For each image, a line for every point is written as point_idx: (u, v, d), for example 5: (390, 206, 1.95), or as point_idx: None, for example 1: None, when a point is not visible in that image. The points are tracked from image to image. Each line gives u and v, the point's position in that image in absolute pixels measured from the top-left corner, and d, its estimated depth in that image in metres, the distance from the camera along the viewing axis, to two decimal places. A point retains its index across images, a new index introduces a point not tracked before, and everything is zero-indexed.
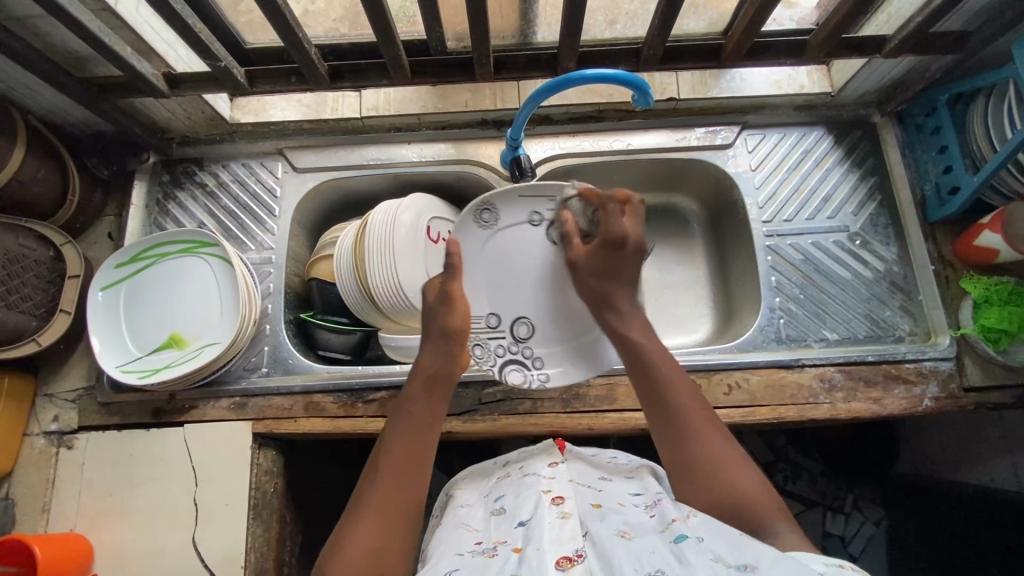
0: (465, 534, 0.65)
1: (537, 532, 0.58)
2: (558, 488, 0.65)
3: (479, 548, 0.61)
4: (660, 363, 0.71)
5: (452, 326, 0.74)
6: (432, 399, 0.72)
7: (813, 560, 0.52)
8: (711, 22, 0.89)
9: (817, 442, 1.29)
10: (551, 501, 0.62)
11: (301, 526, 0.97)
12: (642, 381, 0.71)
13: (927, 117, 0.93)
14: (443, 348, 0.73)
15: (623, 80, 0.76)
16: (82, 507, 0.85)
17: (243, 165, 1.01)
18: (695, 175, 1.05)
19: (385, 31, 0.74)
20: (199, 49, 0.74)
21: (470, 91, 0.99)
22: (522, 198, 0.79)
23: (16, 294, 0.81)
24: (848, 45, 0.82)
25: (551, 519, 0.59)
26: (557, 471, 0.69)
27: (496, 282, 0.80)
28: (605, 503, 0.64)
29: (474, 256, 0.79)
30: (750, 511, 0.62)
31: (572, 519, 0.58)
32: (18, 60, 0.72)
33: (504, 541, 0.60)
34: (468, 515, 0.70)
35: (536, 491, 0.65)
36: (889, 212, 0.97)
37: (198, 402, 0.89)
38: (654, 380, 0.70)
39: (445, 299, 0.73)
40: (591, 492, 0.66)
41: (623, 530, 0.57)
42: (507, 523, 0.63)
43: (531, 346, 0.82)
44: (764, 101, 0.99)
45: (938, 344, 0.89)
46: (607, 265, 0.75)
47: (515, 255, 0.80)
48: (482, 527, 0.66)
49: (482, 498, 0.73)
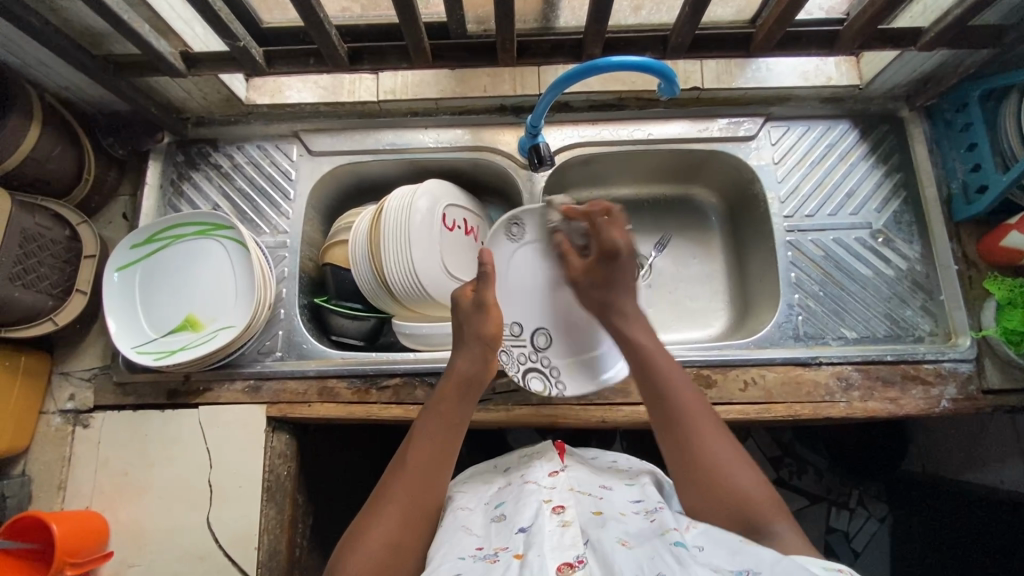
0: (465, 537, 0.63)
1: (538, 539, 0.57)
2: (559, 496, 0.63)
3: (480, 553, 0.59)
4: (663, 360, 0.72)
5: (486, 333, 0.75)
6: (464, 401, 0.73)
7: (813, 564, 0.53)
8: (739, 10, 0.86)
9: (824, 438, 1.27)
10: (551, 510, 0.61)
11: (312, 508, 0.97)
12: (645, 377, 0.71)
13: (957, 113, 0.91)
14: (478, 354, 0.75)
15: (650, 69, 0.74)
16: (99, 485, 0.86)
17: (258, 147, 1.00)
18: (716, 167, 1.03)
19: (407, 12, 0.73)
20: (218, 28, 0.73)
21: (490, 75, 0.97)
22: (548, 220, 0.91)
23: (33, 274, 0.81)
24: (882, 36, 0.79)
25: (552, 527, 0.58)
26: (557, 479, 0.68)
27: (517, 294, 0.91)
28: (605, 512, 0.63)
29: (501, 267, 0.90)
30: (747, 512, 0.61)
31: (573, 528, 0.58)
32: (35, 36, 0.71)
33: (505, 546, 0.59)
34: (467, 518, 0.67)
35: (537, 499, 0.64)
36: (913, 209, 0.95)
37: (213, 384, 0.89)
38: (655, 377, 0.70)
39: (479, 307, 0.76)
40: (591, 500, 0.65)
41: (624, 539, 0.56)
42: (507, 529, 0.62)
43: (549, 355, 0.90)
44: (791, 93, 0.96)
45: (958, 345, 0.88)
46: (607, 273, 0.78)
47: (529, 270, 0.91)
48: (482, 532, 0.64)
49: (482, 504, 0.70)
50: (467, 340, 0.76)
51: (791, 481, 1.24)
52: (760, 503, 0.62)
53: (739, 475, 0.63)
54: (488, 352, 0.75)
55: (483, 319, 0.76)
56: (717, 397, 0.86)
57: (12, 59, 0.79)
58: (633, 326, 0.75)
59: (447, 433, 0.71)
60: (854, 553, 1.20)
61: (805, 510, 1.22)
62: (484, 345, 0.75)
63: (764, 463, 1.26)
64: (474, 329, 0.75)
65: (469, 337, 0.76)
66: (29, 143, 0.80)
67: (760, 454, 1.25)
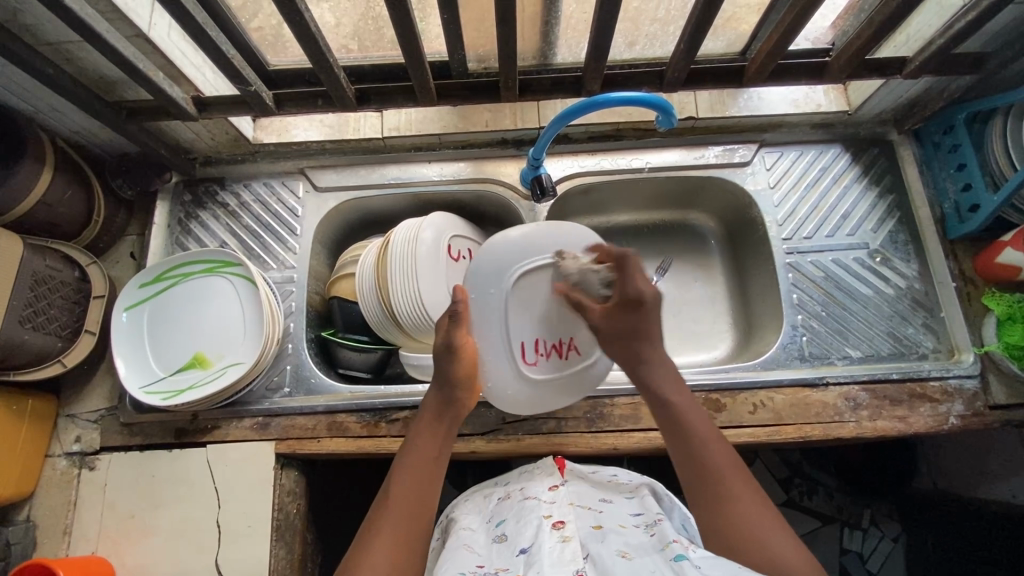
0: (466, 555, 0.64)
1: (537, 558, 0.56)
2: (559, 512, 0.63)
3: (481, 572, 0.60)
4: (690, 414, 0.69)
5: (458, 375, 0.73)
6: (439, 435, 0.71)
7: None
8: (728, 43, 0.90)
9: (832, 456, 1.24)
10: (551, 525, 0.61)
11: (320, 547, 0.95)
12: (675, 430, 0.68)
13: (944, 135, 0.94)
14: (452, 393, 0.73)
15: (647, 103, 0.77)
16: (104, 529, 0.85)
17: (264, 185, 1.02)
18: (713, 193, 1.05)
19: (414, 54, 0.76)
20: (231, 73, 0.76)
21: (491, 110, 0.99)
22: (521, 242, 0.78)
23: (43, 316, 0.81)
24: (869, 65, 0.83)
25: (552, 544, 0.58)
26: (557, 493, 0.68)
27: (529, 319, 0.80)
28: (605, 525, 0.62)
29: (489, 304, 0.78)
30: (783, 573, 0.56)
31: (572, 543, 0.57)
32: (52, 85, 0.73)
33: (505, 567, 0.59)
34: (470, 537, 0.69)
35: (536, 516, 0.64)
36: (908, 228, 0.97)
37: (221, 422, 0.89)
38: (686, 431, 0.68)
39: (451, 349, 0.72)
40: (591, 515, 0.65)
41: (624, 552, 0.56)
42: (508, 550, 0.62)
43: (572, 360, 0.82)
44: (783, 119, 0.99)
45: (962, 362, 0.89)
46: (631, 325, 0.72)
47: (531, 297, 0.79)
48: (484, 550, 0.64)
49: (484, 522, 0.71)
50: (439, 379, 0.73)
51: (800, 502, 1.21)
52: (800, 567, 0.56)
53: (776, 537, 0.59)
54: (463, 394, 0.73)
55: (452, 361, 0.72)
56: (728, 420, 0.86)
57: (26, 106, 0.81)
58: (656, 373, 0.72)
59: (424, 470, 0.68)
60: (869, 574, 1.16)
61: (817, 532, 1.18)
62: (457, 390, 0.73)
63: (773, 485, 1.22)
64: (448, 374, 0.72)
65: (441, 378, 0.73)
66: (24, 208, 0.80)
67: (767, 477, 1.23)
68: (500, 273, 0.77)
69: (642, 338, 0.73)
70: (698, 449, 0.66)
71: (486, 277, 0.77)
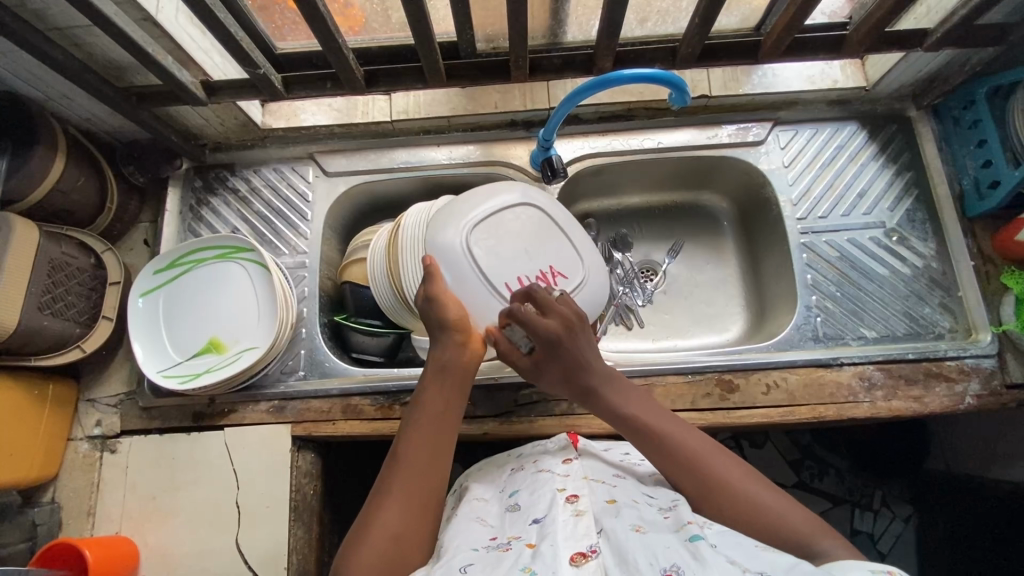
0: (479, 528, 0.64)
1: (551, 530, 0.57)
2: (574, 486, 0.64)
3: (493, 544, 0.60)
4: (652, 419, 0.68)
5: (449, 320, 0.73)
6: (449, 390, 0.70)
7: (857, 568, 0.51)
8: (743, 18, 0.88)
9: (842, 436, 1.23)
10: (565, 500, 0.62)
11: (335, 527, 0.97)
12: (655, 451, 0.67)
13: (964, 110, 0.91)
14: (443, 341, 0.72)
15: (660, 79, 0.76)
16: (127, 509, 0.87)
17: (274, 170, 1.02)
18: (726, 173, 1.04)
19: (424, 35, 0.75)
20: (240, 57, 0.75)
21: (500, 92, 0.99)
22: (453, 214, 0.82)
23: (61, 302, 0.82)
24: (888, 39, 0.81)
25: (566, 518, 0.59)
26: (571, 467, 0.68)
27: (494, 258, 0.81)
28: (619, 499, 0.63)
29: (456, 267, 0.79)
30: (795, 537, 0.59)
31: (586, 518, 0.58)
32: (61, 70, 0.72)
33: (518, 536, 0.60)
34: (483, 510, 0.68)
35: (551, 489, 0.64)
36: (925, 207, 0.96)
37: (237, 405, 0.90)
38: (671, 450, 0.66)
39: (428, 298, 0.73)
40: (604, 488, 0.65)
41: (637, 526, 0.57)
42: (521, 520, 0.62)
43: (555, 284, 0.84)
44: (798, 96, 0.98)
45: (979, 342, 0.88)
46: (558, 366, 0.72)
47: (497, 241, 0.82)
48: (497, 522, 0.65)
49: (498, 493, 0.71)
50: (434, 327, 0.73)
51: (812, 484, 1.20)
52: (806, 529, 0.59)
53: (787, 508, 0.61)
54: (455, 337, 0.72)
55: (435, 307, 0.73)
56: (741, 401, 0.86)
57: (37, 93, 0.81)
58: (610, 386, 0.71)
59: (434, 433, 0.67)
60: (880, 555, 1.15)
61: (827, 513, 1.18)
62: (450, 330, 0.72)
63: (783, 467, 1.22)
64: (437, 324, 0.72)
65: (433, 328, 0.73)
66: (41, 194, 0.81)
67: (779, 458, 1.22)
68: (455, 250, 0.79)
69: (573, 370, 0.72)
70: (687, 461, 0.65)
71: (454, 252, 0.79)
